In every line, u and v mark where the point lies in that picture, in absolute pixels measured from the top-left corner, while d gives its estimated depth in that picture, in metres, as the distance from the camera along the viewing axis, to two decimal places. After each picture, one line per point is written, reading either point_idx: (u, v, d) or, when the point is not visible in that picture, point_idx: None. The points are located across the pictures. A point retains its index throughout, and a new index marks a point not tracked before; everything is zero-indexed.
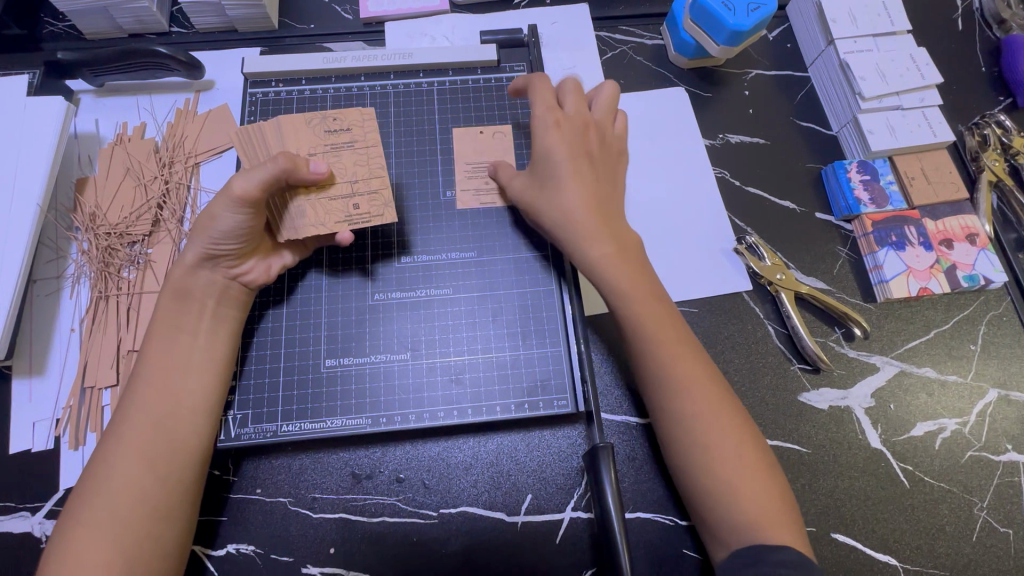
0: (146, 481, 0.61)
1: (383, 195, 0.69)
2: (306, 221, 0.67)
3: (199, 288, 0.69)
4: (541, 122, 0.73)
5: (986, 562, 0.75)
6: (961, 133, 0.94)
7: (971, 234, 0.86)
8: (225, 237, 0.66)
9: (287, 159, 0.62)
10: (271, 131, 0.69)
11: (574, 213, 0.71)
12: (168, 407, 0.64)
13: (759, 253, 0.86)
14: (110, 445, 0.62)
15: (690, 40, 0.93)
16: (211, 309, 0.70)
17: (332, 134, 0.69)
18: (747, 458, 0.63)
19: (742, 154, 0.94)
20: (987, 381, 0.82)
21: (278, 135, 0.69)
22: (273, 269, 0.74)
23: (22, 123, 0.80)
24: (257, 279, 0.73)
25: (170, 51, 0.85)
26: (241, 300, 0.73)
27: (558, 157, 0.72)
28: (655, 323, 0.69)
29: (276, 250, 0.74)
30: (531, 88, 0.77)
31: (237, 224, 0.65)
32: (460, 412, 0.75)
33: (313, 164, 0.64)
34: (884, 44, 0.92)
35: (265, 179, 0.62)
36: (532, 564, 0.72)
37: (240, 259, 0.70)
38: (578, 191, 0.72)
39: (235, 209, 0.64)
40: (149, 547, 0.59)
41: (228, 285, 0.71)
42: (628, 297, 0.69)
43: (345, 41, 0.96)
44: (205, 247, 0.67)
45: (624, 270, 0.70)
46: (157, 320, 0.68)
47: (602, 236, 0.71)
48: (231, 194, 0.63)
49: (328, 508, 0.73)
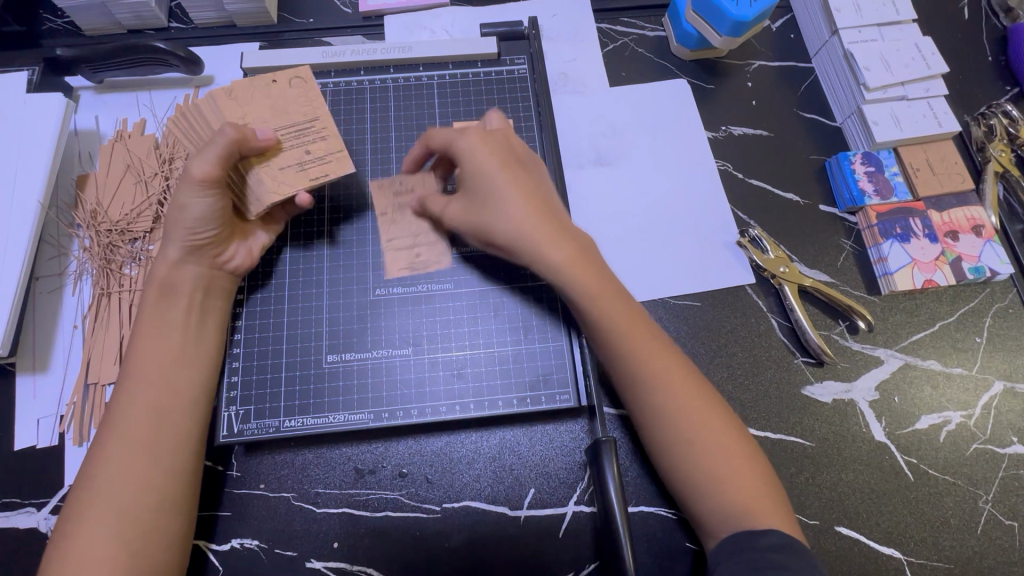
0: (152, 475, 0.61)
1: (441, 244, 0.80)
2: (269, 189, 0.68)
3: (185, 281, 0.69)
4: (462, 144, 0.70)
5: (992, 555, 0.74)
6: (968, 124, 0.93)
7: (977, 225, 0.85)
8: (202, 224, 0.68)
9: (234, 130, 0.65)
10: (209, 107, 0.71)
11: (525, 218, 0.67)
12: (167, 402, 0.64)
13: (762, 246, 0.85)
14: (109, 441, 0.62)
15: (692, 31, 0.92)
16: (199, 302, 0.70)
17: (257, 103, 0.71)
18: (729, 444, 0.63)
19: (745, 146, 0.93)
20: (993, 373, 0.82)
21: (214, 108, 0.71)
22: (255, 251, 0.75)
23: (22, 119, 0.80)
24: (242, 263, 0.74)
25: (170, 47, 0.85)
26: (224, 287, 0.73)
27: (489, 170, 0.68)
28: (622, 323, 0.66)
29: (251, 232, 0.75)
30: (429, 137, 0.73)
31: (212, 207, 0.67)
32: (462, 406, 0.75)
33: (259, 132, 0.67)
34: (889, 33, 0.91)
35: (219, 154, 0.65)
36: (535, 557, 0.73)
37: (222, 244, 0.72)
38: (521, 200, 0.67)
39: (201, 192, 0.66)
40: (154, 540, 0.60)
41: (213, 273, 0.72)
42: (591, 301, 0.66)
43: (345, 35, 0.96)
44: (187, 240, 0.68)
45: (586, 273, 0.67)
46: (145, 316, 0.68)
47: (559, 241, 0.67)
48: (194, 178, 0.65)
49: (332, 503, 0.74)
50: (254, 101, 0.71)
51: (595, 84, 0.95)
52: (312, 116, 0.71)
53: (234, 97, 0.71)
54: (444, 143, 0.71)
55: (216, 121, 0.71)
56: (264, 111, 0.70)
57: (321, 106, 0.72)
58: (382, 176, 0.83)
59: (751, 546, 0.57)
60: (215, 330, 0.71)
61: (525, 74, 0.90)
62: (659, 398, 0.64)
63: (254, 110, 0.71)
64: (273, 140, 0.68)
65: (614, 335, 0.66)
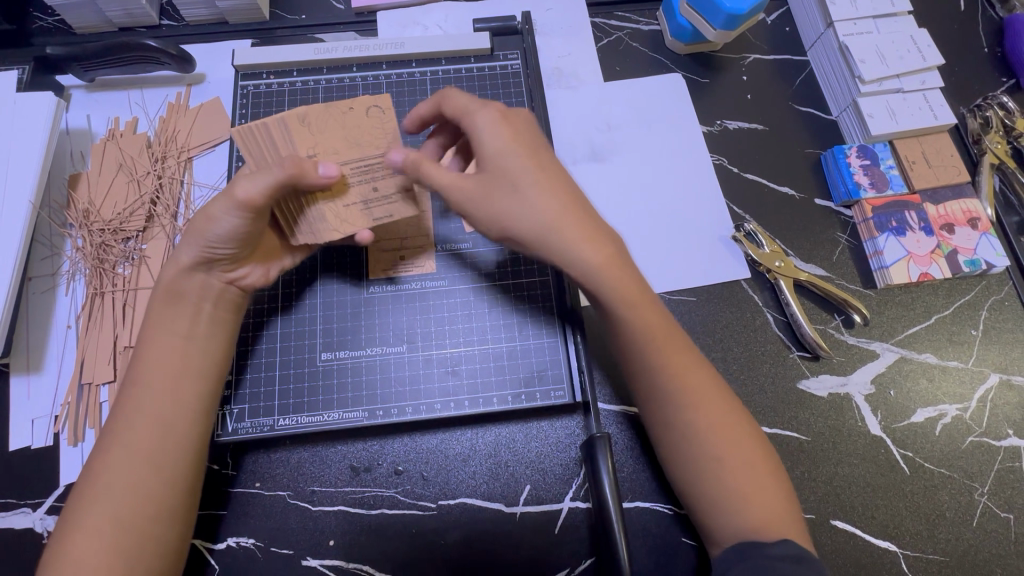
0: (151, 483, 0.61)
1: (426, 249, 0.80)
2: (323, 224, 0.64)
3: (194, 288, 0.68)
4: (484, 119, 0.63)
5: (987, 547, 0.74)
6: (963, 116, 0.93)
7: (973, 218, 0.85)
8: (222, 241, 0.65)
9: (293, 166, 0.58)
10: (278, 130, 0.63)
11: (557, 215, 0.62)
12: (169, 410, 0.64)
13: (758, 240, 0.85)
14: (111, 446, 0.62)
15: (688, 25, 0.91)
16: (208, 310, 0.69)
17: (325, 129, 0.62)
18: (757, 461, 0.62)
19: (741, 141, 0.92)
20: (989, 366, 0.81)
21: (284, 133, 0.62)
22: (273, 273, 0.73)
23: (13, 119, 0.80)
24: (255, 282, 0.72)
25: (161, 45, 0.84)
26: (237, 301, 0.72)
27: (513, 156, 0.62)
28: (658, 335, 0.64)
29: (276, 254, 0.74)
30: (444, 98, 0.66)
31: (236, 227, 0.64)
32: (457, 404, 0.74)
33: (323, 167, 0.60)
34: (885, 25, 0.91)
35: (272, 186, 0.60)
36: (531, 553, 0.73)
37: (239, 262, 0.70)
38: (546, 191, 0.62)
39: (237, 212, 0.63)
40: (150, 546, 0.60)
41: (223, 288, 0.70)
42: (628, 307, 0.63)
43: (337, 32, 0.95)
44: (201, 251, 0.66)
45: (620, 274, 0.63)
46: (151, 319, 0.67)
47: (592, 241, 0.63)
48: (234, 198, 0.62)
49: (328, 500, 0.74)
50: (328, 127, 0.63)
51: (590, 78, 0.95)
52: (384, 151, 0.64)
53: (307, 125, 0.62)
54: (461, 111, 0.65)
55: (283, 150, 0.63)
56: (337, 140, 0.63)
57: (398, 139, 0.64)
58: None
59: (756, 553, 0.57)
60: (225, 339, 0.70)
61: (519, 69, 0.90)
62: (694, 417, 0.63)
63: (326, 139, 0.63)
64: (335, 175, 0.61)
65: (648, 350, 0.64)
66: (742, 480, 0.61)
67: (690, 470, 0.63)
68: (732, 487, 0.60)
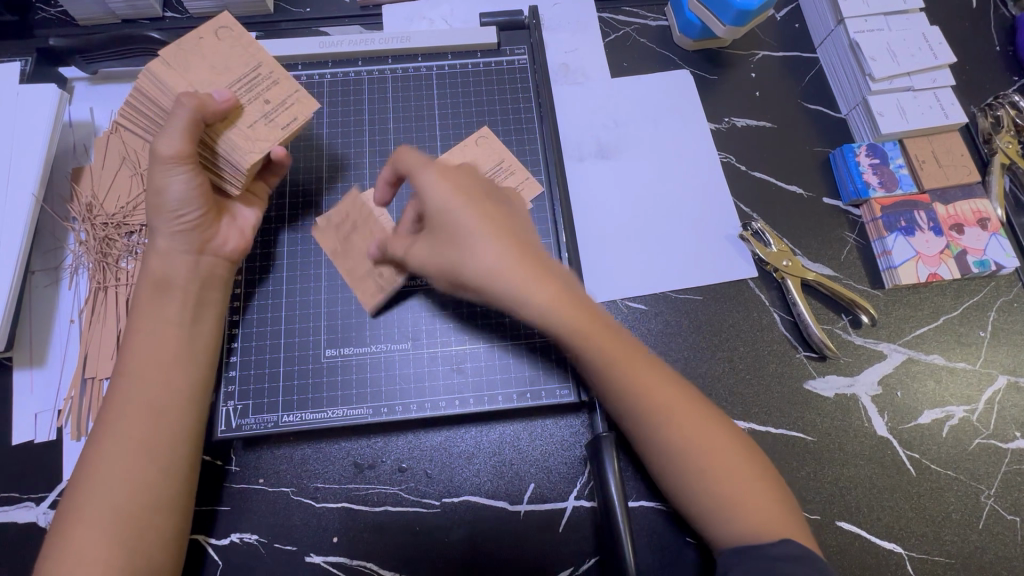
0: (149, 473, 0.60)
1: None
2: (243, 152, 0.65)
3: (178, 275, 0.67)
4: (422, 177, 0.63)
5: (993, 549, 0.74)
6: (974, 115, 0.92)
7: (982, 218, 0.84)
8: (183, 204, 0.66)
9: (191, 99, 0.62)
10: (152, 85, 0.66)
11: (499, 261, 0.60)
12: (161, 399, 0.63)
13: (765, 239, 0.84)
14: (105, 438, 0.61)
15: (696, 21, 0.90)
16: (194, 293, 0.68)
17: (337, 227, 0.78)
18: (743, 464, 0.61)
19: (749, 138, 0.92)
20: (997, 368, 0.81)
21: (159, 85, 0.66)
22: (245, 230, 0.73)
23: (15, 111, 0.79)
24: (235, 247, 0.72)
25: (165, 37, 0.83)
26: (222, 278, 0.71)
27: (446, 202, 0.62)
28: (624, 365, 0.62)
29: (240, 213, 0.74)
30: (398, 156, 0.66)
31: (186, 184, 0.65)
32: (462, 400, 0.74)
33: (216, 94, 0.64)
34: (895, 23, 0.90)
35: (188, 127, 0.62)
36: (535, 552, 0.72)
37: (210, 225, 0.69)
38: (494, 238, 0.61)
39: (178, 170, 0.64)
40: (149, 538, 0.59)
41: (204, 258, 0.69)
42: (582, 340, 0.61)
43: (342, 25, 0.94)
44: (169, 223, 0.67)
45: (573, 312, 0.61)
46: (137, 310, 0.66)
47: (541, 284, 0.61)
48: (163, 157, 0.63)
49: (331, 497, 0.73)
50: (192, 68, 0.66)
51: (597, 74, 0.94)
52: (253, 61, 0.68)
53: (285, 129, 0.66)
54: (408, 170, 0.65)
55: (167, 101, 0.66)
56: (204, 71, 0.66)
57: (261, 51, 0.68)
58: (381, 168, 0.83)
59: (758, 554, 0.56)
60: (213, 322, 0.69)
61: (525, 64, 0.89)
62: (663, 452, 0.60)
63: (197, 76, 0.66)
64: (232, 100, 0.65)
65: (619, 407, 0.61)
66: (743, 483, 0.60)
67: (677, 473, 0.61)
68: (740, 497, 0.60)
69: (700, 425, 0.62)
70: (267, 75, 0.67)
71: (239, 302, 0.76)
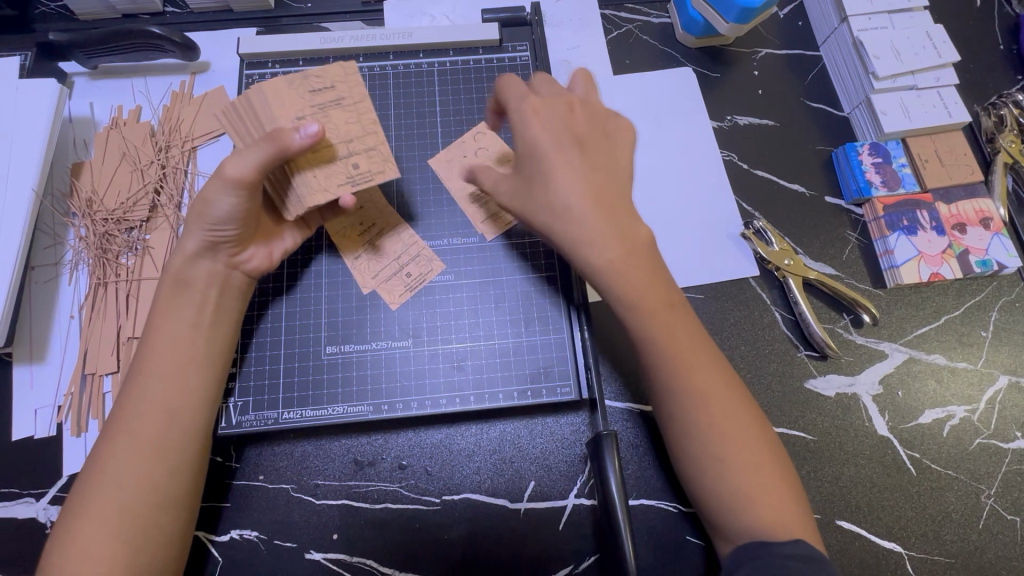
0: (157, 471, 0.60)
1: (426, 254, 0.79)
2: (308, 195, 0.63)
3: (199, 277, 0.67)
4: (518, 112, 0.66)
5: (993, 549, 0.74)
6: (977, 114, 0.92)
7: (985, 218, 0.84)
8: (224, 221, 0.64)
9: (278, 136, 0.59)
10: (257, 101, 0.64)
11: (576, 207, 0.62)
12: (176, 399, 0.63)
13: (767, 238, 0.84)
14: (117, 435, 0.61)
15: (700, 18, 0.90)
16: (213, 299, 0.67)
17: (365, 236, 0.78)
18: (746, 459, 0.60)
19: (752, 136, 0.91)
20: (998, 368, 0.81)
21: (262, 103, 0.64)
22: (276, 253, 0.72)
23: (16, 105, 0.79)
24: (260, 266, 0.71)
25: (165, 32, 0.83)
26: (242, 287, 0.70)
27: (539, 145, 0.64)
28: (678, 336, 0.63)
29: (276, 233, 0.72)
30: (501, 86, 0.70)
31: (235, 207, 0.63)
32: (463, 399, 0.74)
33: (302, 131, 0.60)
34: (899, 21, 0.90)
35: (262, 160, 0.60)
36: (535, 550, 0.72)
37: (241, 245, 0.68)
38: (568, 182, 0.63)
39: (231, 191, 0.62)
40: (153, 536, 0.59)
41: (229, 273, 0.69)
42: (648, 308, 0.63)
43: (343, 21, 0.94)
44: (205, 234, 0.65)
45: (640, 271, 0.63)
46: (157, 309, 0.66)
47: (607, 237, 0.62)
48: (226, 176, 0.61)
49: (331, 494, 0.73)
50: (287, 96, 0.64)
51: (599, 71, 0.94)
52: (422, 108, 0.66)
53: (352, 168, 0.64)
54: (505, 105, 0.68)
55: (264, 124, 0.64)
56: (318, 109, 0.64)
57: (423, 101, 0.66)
58: None
59: (769, 552, 0.56)
60: (228, 327, 0.68)
61: (527, 61, 0.89)
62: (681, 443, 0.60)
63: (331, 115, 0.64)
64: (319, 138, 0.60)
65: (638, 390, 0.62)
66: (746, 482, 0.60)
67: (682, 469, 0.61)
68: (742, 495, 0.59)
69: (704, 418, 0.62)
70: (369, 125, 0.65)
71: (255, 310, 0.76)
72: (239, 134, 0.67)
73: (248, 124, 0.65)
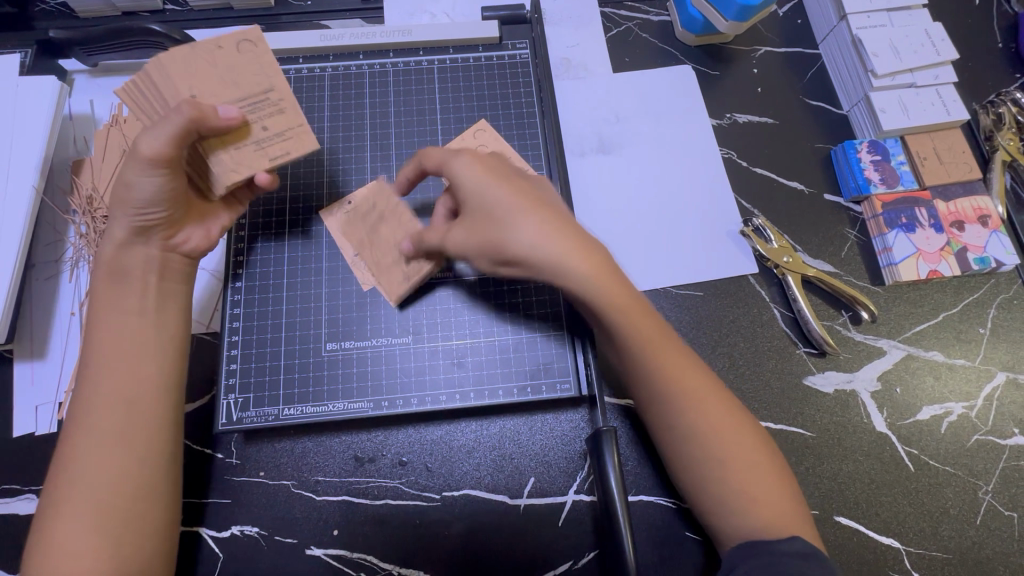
0: (126, 462, 0.60)
1: None
2: (227, 170, 0.64)
3: (135, 265, 0.66)
4: (460, 160, 0.64)
5: (991, 545, 0.74)
6: (976, 112, 0.92)
7: (983, 215, 0.84)
8: (149, 204, 0.64)
9: (193, 109, 0.59)
10: (158, 76, 0.63)
11: (544, 235, 0.60)
12: (130, 388, 0.63)
13: (766, 235, 0.84)
14: (78, 434, 0.61)
15: (699, 16, 0.90)
16: (155, 284, 0.67)
17: None
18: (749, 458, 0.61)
19: (751, 134, 0.92)
20: (996, 365, 0.81)
21: (166, 79, 0.63)
22: (214, 232, 0.72)
23: (15, 102, 0.79)
24: (197, 246, 0.71)
25: (164, 29, 0.83)
26: (183, 270, 0.70)
27: (490, 188, 0.62)
28: (651, 342, 0.63)
29: (209, 212, 0.72)
30: (422, 159, 0.69)
31: (158, 188, 0.63)
32: (462, 395, 0.74)
33: (222, 110, 0.61)
34: (898, 19, 0.90)
35: (176, 134, 0.60)
36: (535, 545, 0.73)
37: (173, 226, 0.68)
38: (529, 215, 0.61)
39: (149, 171, 0.61)
40: (134, 526, 0.59)
41: (166, 256, 0.69)
42: (626, 319, 0.61)
43: (343, 19, 0.94)
44: (133, 219, 0.65)
45: (615, 287, 0.60)
46: (98, 303, 0.65)
47: (582, 255, 0.60)
48: (140, 155, 0.60)
49: (332, 490, 0.74)
50: (197, 70, 0.63)
51: (599, 69, 0.94)
52: (266, 83, 0.65)
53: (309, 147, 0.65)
54: (440, 163, 0.66)
55: (170, 99, 0.63)
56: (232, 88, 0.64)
57: (277, 72, 0.65)
58: (383, 164, 0.82)
59: (766, 548, 0.57)
60: (176, 312, 0.68)
61: (527, 58, 0.89)
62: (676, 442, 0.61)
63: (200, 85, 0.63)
64: (236, 118, 0.62)
65: None
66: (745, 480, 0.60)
67: None
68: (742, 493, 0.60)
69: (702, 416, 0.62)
70: (276, 101, 0.65)
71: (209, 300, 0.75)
72: (143, 111, 0.65)
73: (155, 101, 0.64)
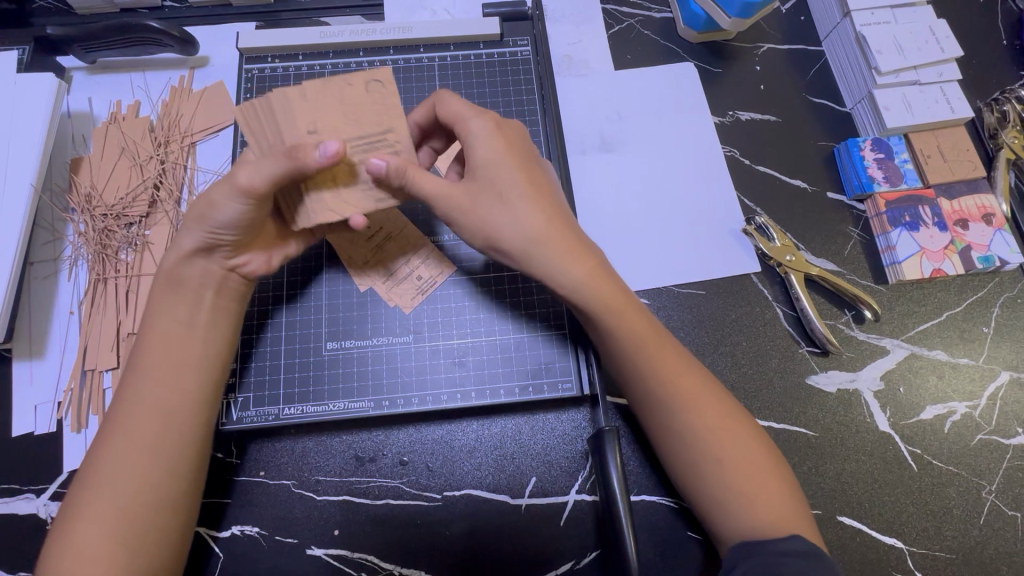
0: (152, 471, 0.59)
1: (436, 255, 0.78)
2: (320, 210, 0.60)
3: (193, 278, 0.66)
4: (477, 129, 0.64)
5: (994, 545, 0.74)
6: (980, 109, 0.91)
7: (988, 214, 0.84)
8: (227, 226, 0.63)
9: (300, 151, 0.56)
10: (278, 103, 0.60)
11: (542, 230, 0.63)
12: (171, 401, 0.62)
13: (769, 234, 0.83)
14: (113, 438, 0.60)
15: (701, 13, 0.90)
16: (208, 300, 0.66)
17: (370, 238, 0.78)
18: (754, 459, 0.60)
19: (754, 132, 0.91)
20: (999, 364, 0.81)
21: (285, 108, 0.60)
22: (275, 260, 0.70)
23: (13, 99, 0.78)
24: (257, 270, 0.69)
25: (163, 26, 0.82)
26: (240, 291, 0.69)
27: (501, 172, 0.64)
28: (648, 342, 0.64)
29: (281, 241, 0.71)
30: (438, 100, 0.66)
31: (240, 215, 0.62)
32: (463, 395, 0.74)
33: (326, 148, 0.57)
34: (902, 16, 0.89)
35: (279, 174, 0.58)
36: (537, 546, 0.72)
37: (241, 249, 0.67)
38: (533, 204, 0.63)
39: (238, 199, 0.60)
40: (150, 536, 0.58)
41: (227, 276, 0.68)
42: (618, 318, 0.63)
43: (343, 15, 0.93)
44: (204, 236, 0.64)
45: (607, 287, 0.64)
46: (153, 306, 0.66)
47: (576, 257, 0.63)
48: (237, 184, 0.59)
49: (332, 490, 0.73)
50: (322, 104, 0.60)
51: (600, 66, 0.93)
52: (386, 124, 0.61)
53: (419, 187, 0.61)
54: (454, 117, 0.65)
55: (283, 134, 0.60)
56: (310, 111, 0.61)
57: (399, 115, 0.62)
58: None
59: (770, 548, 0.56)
60: (226, 329, 0.68)
61: (528, 55, 0.88)
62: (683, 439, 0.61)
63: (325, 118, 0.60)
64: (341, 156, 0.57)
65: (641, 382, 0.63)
66: (749, 481, 0.60)
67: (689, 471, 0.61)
68: (747, 495, 0.59)
69: (703, 416, 0.62)
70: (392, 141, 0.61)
71: (255, 319, 0.75)
72: (256, 138, 0.62)
73: (267, 130, 0.61)
